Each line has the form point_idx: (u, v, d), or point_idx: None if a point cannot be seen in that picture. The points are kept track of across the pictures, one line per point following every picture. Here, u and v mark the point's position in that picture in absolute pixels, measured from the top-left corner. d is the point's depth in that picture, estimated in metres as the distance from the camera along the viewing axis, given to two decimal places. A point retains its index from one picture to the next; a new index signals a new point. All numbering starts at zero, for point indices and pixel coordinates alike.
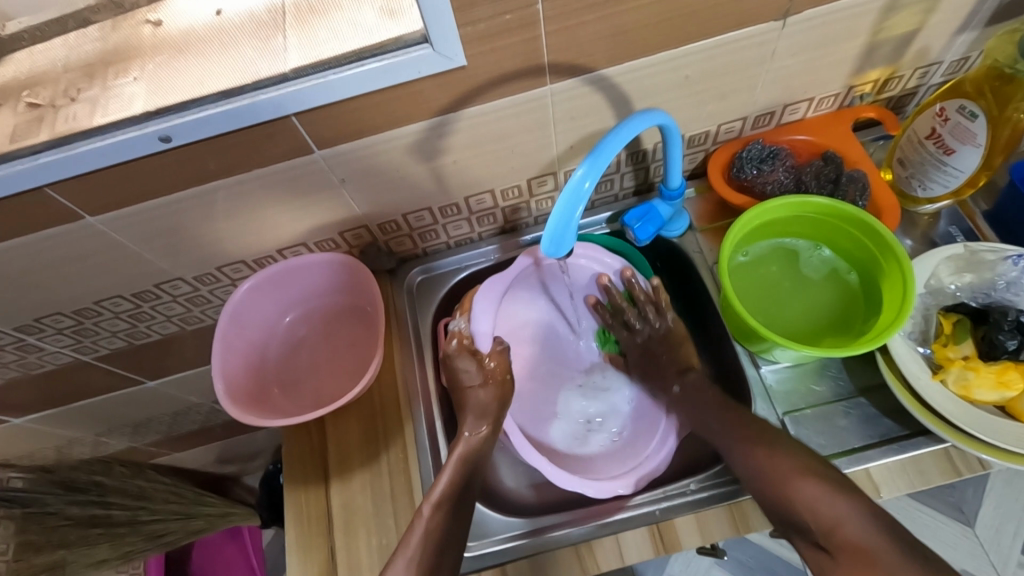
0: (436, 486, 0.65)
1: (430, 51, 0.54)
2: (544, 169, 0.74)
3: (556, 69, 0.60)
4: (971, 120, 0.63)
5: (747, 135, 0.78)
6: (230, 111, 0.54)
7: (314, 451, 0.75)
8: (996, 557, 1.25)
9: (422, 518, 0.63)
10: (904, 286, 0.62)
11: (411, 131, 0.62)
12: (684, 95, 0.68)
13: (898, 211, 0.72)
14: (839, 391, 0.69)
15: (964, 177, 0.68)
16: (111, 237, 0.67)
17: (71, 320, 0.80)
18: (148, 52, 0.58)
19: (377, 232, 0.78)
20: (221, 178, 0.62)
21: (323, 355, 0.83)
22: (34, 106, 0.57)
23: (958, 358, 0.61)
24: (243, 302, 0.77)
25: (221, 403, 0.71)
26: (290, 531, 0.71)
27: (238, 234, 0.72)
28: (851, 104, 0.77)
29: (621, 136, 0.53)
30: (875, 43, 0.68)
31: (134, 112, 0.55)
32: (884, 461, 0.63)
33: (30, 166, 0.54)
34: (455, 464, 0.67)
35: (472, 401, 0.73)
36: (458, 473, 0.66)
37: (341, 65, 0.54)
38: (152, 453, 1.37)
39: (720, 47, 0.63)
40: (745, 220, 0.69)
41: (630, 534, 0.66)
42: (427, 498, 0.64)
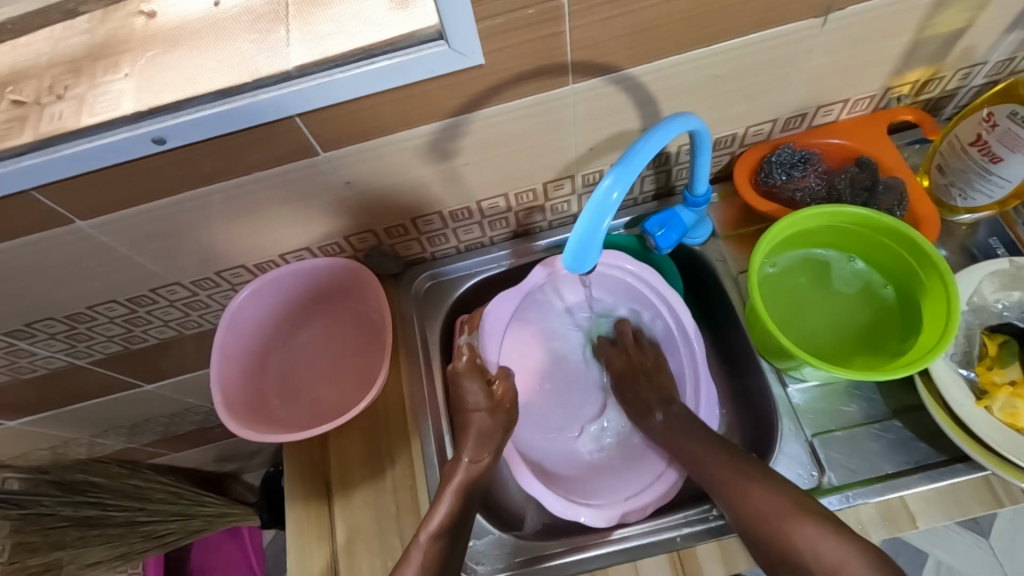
0: (435, 514, 0.60)
1: (444, 47, 0.49)
2: (561, 172, 0.70)
3: (578, 67, 0.56)
4: (1022, 126, 0.59)
5: (776, 138, 0.74)
6: (227, 111, 0.50)
7: (316, 466, 0.72)
8: (1011, 568, 1.23)
9: (418, 547, 0.59)
10: (949, 305, 0.58)
11: (422, 132, 0.58)
12: (713, 96, 0.64)
13: (938, 222, 0.68)
14: (871, 412, 0.66)
15: (1010, 187, 0.64)
16: (102, 242, 0.63)
17: (64, 325, 0.77)
18: (139, 45, 0.54)
19: (384, 236, 0.74)
20: (219, 181, 0.58)
21: (326, 364, 0.79)
22: (16, 103, 0.53)
23: (1005, 383, 0.58)
24: (242, 307, 0.73)
25: (219, 416, 0.68)
26: (290, 550, 0.68)
27: (238, 239, 0.68)
28: (888, 105, 0.73)
29: (651, 144, 0.49)
30: (919, 42, 0.63)
31: (124, 111, 0.51)
32: (920, 489, 0.60)
33: (12, 168, 0.50)
34: (454, 490, 0.63)
35: (476, 426, 0.69)
36: (457, 500, 0.62)
37: (348, 62, 0.50)
38: (151, 453, 1.34)
39: (754, 46, 0.58)
40: (776, 230, 0.65)
41: (649, 560, 0.63)
42: (424, 527, 0.60)
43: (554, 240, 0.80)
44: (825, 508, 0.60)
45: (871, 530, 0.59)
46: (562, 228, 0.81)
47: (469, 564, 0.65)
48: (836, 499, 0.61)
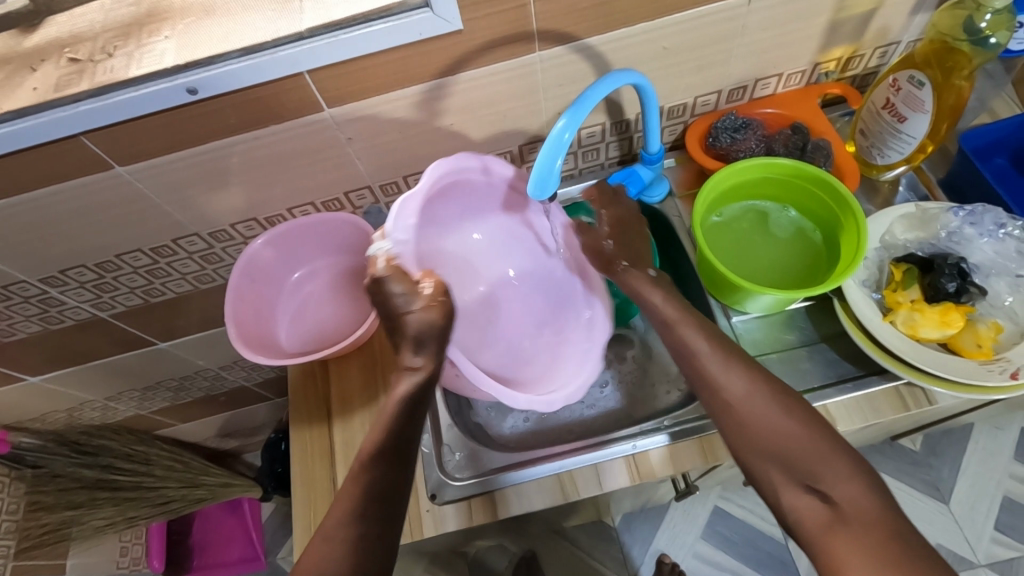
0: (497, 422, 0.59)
1: (431, 13, 0.60)
2: (535, 135, 0.81)
3: (544, 36, 0.67)
4: (919, 88, 0.70)
5: (722, 108, 0.85)
6: (250, 65, 0.60)
7: (317, 393, 0.81)
8: (970, 533, 1.30)
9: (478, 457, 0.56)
10: (859, 237, 0.68)
11: (413, 92, 0.69)
12: (662, 65, 0.75)
13: (858, 175, 0.79)
14: (804, 338, 0.76)
15: (916, 143, 0.74)
16: (136, 188, 0.73)
17: (94, 273, 0.87)
18: (178, 14, 0.65)
19: (380, 194, 0.85)
20: (239, 132, 0.68)
21: (326, 308, 0.89)
22: (74, 61, 0.63)
23: (906, 301, 0.67)
24: (253, 255, 0.83)
25: (234, 343, 0.78)
26: (295, 462, 0.77)
27: (253, 190, 0.78)
28: (818, 81, 0.84)
29: (598, 92, 0.60)
30: (837, 21, 0.74)
31: (164, 65, 0.61)
32: (841, 398, 0.69)
33: (70, 112, 0.60)
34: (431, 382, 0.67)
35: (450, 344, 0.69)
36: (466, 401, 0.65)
37: (351, 25, 0.61)
38: (158, 423, 1.42)
39: (694, 20, 0.69)
40: (715, 181, 0.75)
41: (608, 463, 0.72)
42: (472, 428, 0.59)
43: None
44: None
45: None
46: None
47: (451, 472, 0.73)
48: None
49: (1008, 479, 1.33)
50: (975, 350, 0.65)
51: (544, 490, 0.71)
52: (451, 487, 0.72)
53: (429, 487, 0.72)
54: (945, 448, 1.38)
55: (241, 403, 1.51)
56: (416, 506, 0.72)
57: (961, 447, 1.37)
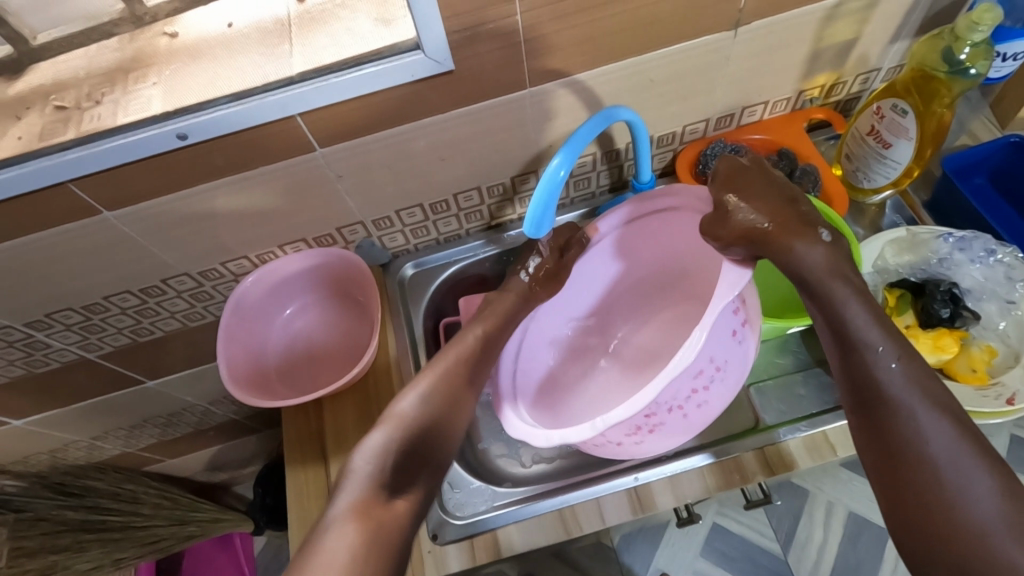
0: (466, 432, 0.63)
1: (421, 56, 0.60)
2: (526, 166, 0.81)
3: (534, 73, 0.67)
4: (902, 116, 0.71)
5: (710, 135, 0.86)
6: (240, 110, 0.60)
7: (313, 431, 0.80)
8: None
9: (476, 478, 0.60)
10: (852, 265, 0.69)
11: (403, 130, 0.69)
12: (650, 97, 0.75)
13: (846, 199, 0.80)
14: (800, 363, 0.76)
15: (901, 168, 0.76)
16: (124, 232, 0.72)
17: (80, 316, 0.85)
18: (165, 59, 0.64)
19: (372, 228, 0.84)
20: (228, 174, 0.68)
21: (320, 344, 0.88)
22: (60, 108, 0.62)
23: (901, 327, 0.69)
24: (244, 293, 0.82)
25: (225, 386, 0.76)
26: (290, 503, 0.76)
27: (242, 229, 0.77)
28: (803, 106, 0.85)
29: (590, 131, 0.61)
30: (818, 51, 0.76)
31: (153, 112, 0.61)
32: (838, 424, 0.70)
33: (57, 161, 0.59)
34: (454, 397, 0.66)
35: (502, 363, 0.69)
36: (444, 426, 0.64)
37: (341, 68, 0.61)
38: (146, 459, 1.39)
39: (680, 54, 0.70)
40: None
41: (610, 497, 0.71)
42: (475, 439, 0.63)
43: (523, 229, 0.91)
44: (760, 443, 0.70)
45: (798, 461, 0.70)
46: None
47: (452, 510, 0.72)
48: (767, 436, 0.71)
49: None
50: (970, 373, 0.67)
51: (546, 527, 0.70)
52: (452, 525, 0.71)
53: (429, 528, 0.71)
54: None
55: (231, 436, 1.48)
56: (416, 548, 0.71)
57: None
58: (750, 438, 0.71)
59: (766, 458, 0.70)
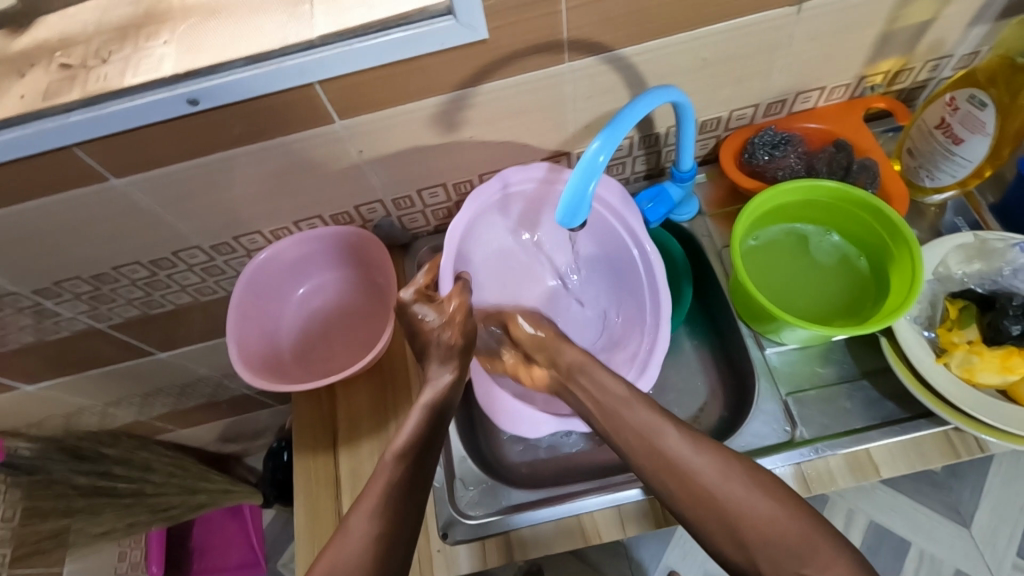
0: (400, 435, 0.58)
1: (454, 22, 0.55)
2: (558, 148, 0.75)
3: (574, 46, 0.61)
4: (980, 109, 0.64)
5: (759, 122, 0.79)
6: (256, 75, 0.55)
7: (323, 416, 0.77)
8: (991, 558, 1.25)
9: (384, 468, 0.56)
10: (914, 270, 0.64)
11: (430, 104, 0.64)
12: (698, 77, 0.69)
13: (905, 200, 0.74)
14: (842, 374, 0.70)
15: (972, 167, 0.69)
16: (133, 201, 0.68)
17: (89, 285, 0.82)
18: (178, 17, 0.59)
19: (391, 207, 0.80)
20: (241, 145, 0.64)
21: (332, 326, 0.85)
22: (66, 66, 0.58)
23: (963, 342, 0.63)
24: (257, 269, 0.78)
25: (234, 368, 0.73)
26: (298, 492, 0.73)
27: (255, 202, 0.73)
28: (862, 94, 0.78)
29: (635, 113, 0.55)
30: (888, 33, 0.68)
31: (164, 73, 0.56)
32: (884, 442, 0.65)
33: (61, 123, 0.56)
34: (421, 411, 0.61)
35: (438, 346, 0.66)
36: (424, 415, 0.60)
37: (367, 33, 0.56)
38: (158, 428, 1.39)
39: (736, 31, 0.64)
40: (755, 204, 0.70)
41: (632, 505, 0.67)
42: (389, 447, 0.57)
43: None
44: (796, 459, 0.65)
45: (838, 479, 0.64)
46: None
47: (464, 508, 0.69)
48: (807, 450, 0.65)
49: None
50: None
51: (562, 533, 0.67)
52: (462, 525, 0.68)
53: (440, 526, 0.68)
54: (966, 471, 1.33)
55: (244, 408, 1.47)
56: (426, 545, 0.68)
57: (983, 469, 1.32)
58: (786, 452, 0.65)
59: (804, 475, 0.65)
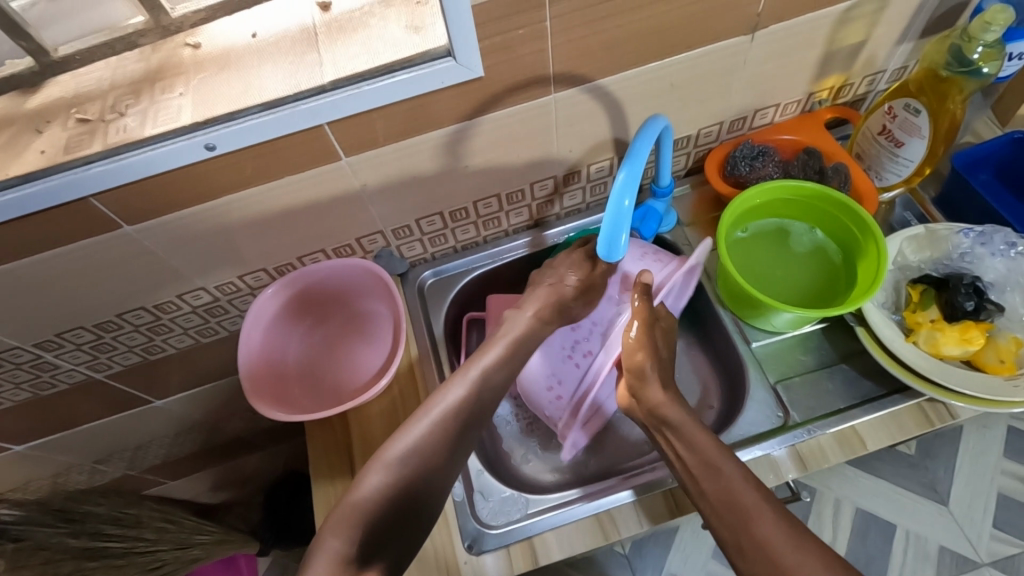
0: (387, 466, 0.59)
1: (453, 62, 0.60)
2: (546, 172, 0.81)
3: (559, 79, 0.68)
4: (915, 115, 0.74)
5: (726, 139, 0.88)
6: (272, 119, 0.59)
7: (339, 442, 0.79)
8: (971, 531, 1.32)
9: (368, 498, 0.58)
10: (879, 258, 0.71)
11: (432, 137, 0.69)
12: (669, 101, 0.76)
13: (875, 198, 0.81)
14: (823, 359, 0.76)
15: (913, 166, 0.78)
16: (145, 245, 0.70)
17: (92, 334, 0.83)
18: (190, 70, 0.62)
19: (391, 237, 0.84)
20: (252, 186, 0.67)
21: (340, 355, 0.87)
22: (82, 121, 0.60)
23: (926, 321, 0.70)
24: (264, 304, 0.81)
25: (249, 401, 0.75)
26: (319, 518, 0.74)
27: (261, 239, 0.76)
28: (812, 109, 0.87)
29: (644, 143, 0.58)
30: (830, 53, 0.77)
31: (183, 122, 0.59)
32: (867, 418, 0.71)
33: (83, 174, 0.58)
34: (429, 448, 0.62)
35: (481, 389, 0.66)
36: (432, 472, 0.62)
37: (373, 76, 0.60)
38: (149, 481, 1.35)
39: (701, 58, 0.71)
40: (736, 203, 0.78)
41: (647, 500, 0.71)
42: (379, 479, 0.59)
43: (565, 228, 0.92)
44: (791, 440, 0.71)
45: (829, 455, 0.70)
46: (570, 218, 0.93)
47: (486, 519, 0.72)
48: (800, 432, 0.71)
49: (1000, 476, 1.36)
50: (998, 365, 0.68)
51: (584, 532, 0.70)
52: (488, 536, 0.70)
53: (465, 538, 0.70)
54: (938, 450, 1.41)
55: (236, 453, 1.45)
56: (452, 558, 0.70)
57: (952, 447, 1.40)
58: (782, 435, 0.71)
59: (798, 453, 0.70)
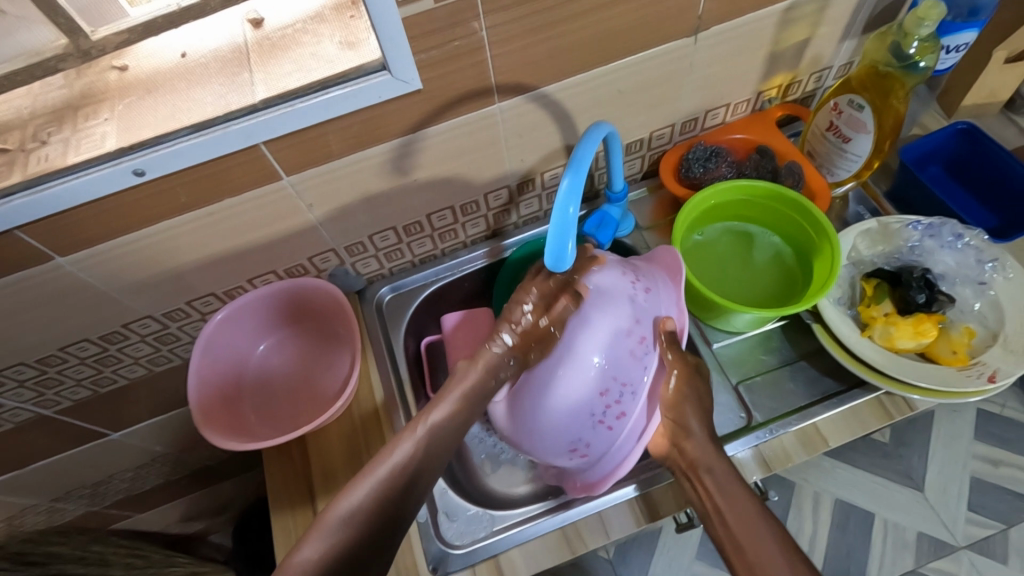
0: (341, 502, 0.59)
1: (389, 76, 0.59)
2: (500, 182, 0.80)
3: (503, 89, 0.67)
4: (859, 110, 0.74)
5: (679, 141, 0.87)
6: (202, 142, 0.57)
7: (297, 470, 0.77)
8: (946, 516, 1.34)
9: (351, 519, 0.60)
10: (832, 255, 0.72)
11: (377, 152, 0.67)
12: (617, 107, 0.76)
13: (828, 194, 0.81)
14: (784, 358, 0.77)
15: (862, 161, 0.78)
16: (80, 277, 0.67)
17: (34, 370, 0.79)
18: (116, 94, 0.59)
19: (345, 255, 0.82)
20: (191, 211, 0.65)
21: (296, 380, 0.85)
22: (3, 151, 0.58)
23: (880, 315, 0.70)
24: (213, 332, 0.78)
25: (198, 430, 0.73)
26: (279, 551, 0.71)
27: (206, 264, 0.73)
28: (762, 107, 0.87)
29: (586, 153, 0.57)
30: (774, 53, 0.77)
31: (108, 148, 0.57)
32: (828, 415, 0.70)
33: (2, 208, 0.56)
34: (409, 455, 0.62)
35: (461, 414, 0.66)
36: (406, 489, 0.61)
37: (307, 94, 0.58)
38: (115, 516, 1.31)
39: (645, 63, 0.71)
40: (690, 205, 0.77)
41: (613, 510, 0.70)
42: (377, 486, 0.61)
43: (525, 236, 0.91)
44: (754, 442, 0.70)
45: (793, 455, 0.70)
46: (529, 226, 0.92)
47: (450, 539, 0.70)
48: (762, 432, 0.70)
49: (972, 460, 1.38)
50: (952, 357, 0.68)
51: (549, 547, 0.69)
52: (452, 557, 0.69)
53: (429, 561, 0.68)
54: (911, 437, 1.42)
55: (207, 481, 1.41)
56: None
57: (924, 434, 1.42)
58: (744, 437, 0.70)
59: (763, 457, 0.70)
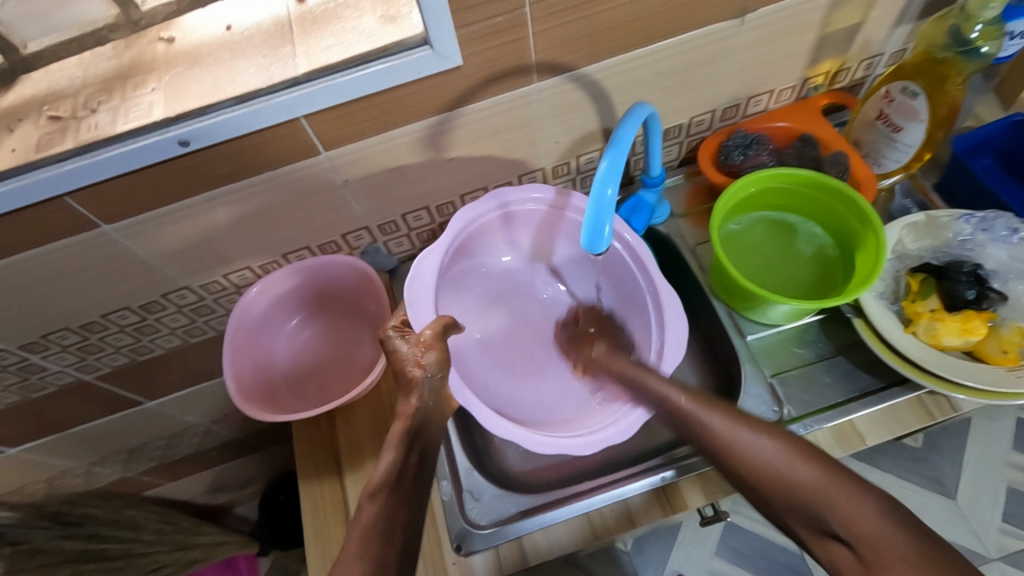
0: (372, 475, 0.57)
1: (430, 51, 0.59)
2: (534, 165, 0.80)
3: (542, 68, 0.66)
4: (912, 98, 0.71)
5: (719, 127, 0.85)
6: (246, 113, 0.58)
7: (326, 443, 0.78)
8: (979, 526, 1.29)
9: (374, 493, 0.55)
10: (877, 248, 0.69)
11: (414, 129, 0.67)
12: (657, 90, 0.75)
13: (874, 186, 0.79)
14: (819, 352, 0.75)
15: (913, 151, 0.76)
16: (125, 245, 0.69)
17: (77, 336, 0.82)
18: (163, 66, 0.60)
19: (377, 233, 0.82)
20: (231, 182, 0.66)
21: (327, 355, 0.86)
22: (54, 118, 0.59)
23: (926, 311, 0.68)
24: (249, 304, 0.80)
25: (233, 401, 0.74)
26: (306, 522, 0.73)
27: (244, 237, 0.74)
28: (807, 95, 0.85)
29: (629, 131, 0.56)
30: (823, 37, 0.75)
31: (154, 118, 0.58)
32: (865, 412, 0.69)
33: (53, 172, 0.57)
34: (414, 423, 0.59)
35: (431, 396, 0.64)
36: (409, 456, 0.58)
37: (347, 67, 0.59)
38: (146, 484, 1.34)
39: (688, 44, 0.69)
40: (730, 193, 0.75)
41: (639, 498, 0.70)
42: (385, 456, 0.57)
43: None
44: None
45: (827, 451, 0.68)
46: None
47: (474, 518, 0.70)
48: (796, 427, 0.69)
49: (1008, 469, 1.33)
50: (1002, 356, 0.65)
51: (573, 531, 0.69)
52: (475, 536, 0.69)
53: (452, 539, 0.69)
54: (945, 443, 1.38)
55: (232, 454, 1.44)
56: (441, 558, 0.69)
57: (959, 441, 1.37)
58: None
59: None
